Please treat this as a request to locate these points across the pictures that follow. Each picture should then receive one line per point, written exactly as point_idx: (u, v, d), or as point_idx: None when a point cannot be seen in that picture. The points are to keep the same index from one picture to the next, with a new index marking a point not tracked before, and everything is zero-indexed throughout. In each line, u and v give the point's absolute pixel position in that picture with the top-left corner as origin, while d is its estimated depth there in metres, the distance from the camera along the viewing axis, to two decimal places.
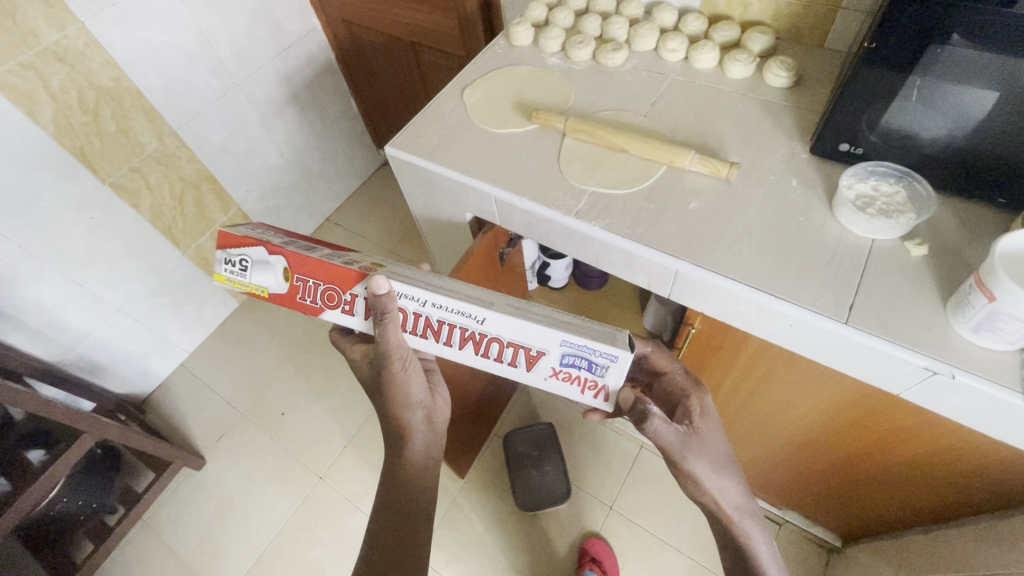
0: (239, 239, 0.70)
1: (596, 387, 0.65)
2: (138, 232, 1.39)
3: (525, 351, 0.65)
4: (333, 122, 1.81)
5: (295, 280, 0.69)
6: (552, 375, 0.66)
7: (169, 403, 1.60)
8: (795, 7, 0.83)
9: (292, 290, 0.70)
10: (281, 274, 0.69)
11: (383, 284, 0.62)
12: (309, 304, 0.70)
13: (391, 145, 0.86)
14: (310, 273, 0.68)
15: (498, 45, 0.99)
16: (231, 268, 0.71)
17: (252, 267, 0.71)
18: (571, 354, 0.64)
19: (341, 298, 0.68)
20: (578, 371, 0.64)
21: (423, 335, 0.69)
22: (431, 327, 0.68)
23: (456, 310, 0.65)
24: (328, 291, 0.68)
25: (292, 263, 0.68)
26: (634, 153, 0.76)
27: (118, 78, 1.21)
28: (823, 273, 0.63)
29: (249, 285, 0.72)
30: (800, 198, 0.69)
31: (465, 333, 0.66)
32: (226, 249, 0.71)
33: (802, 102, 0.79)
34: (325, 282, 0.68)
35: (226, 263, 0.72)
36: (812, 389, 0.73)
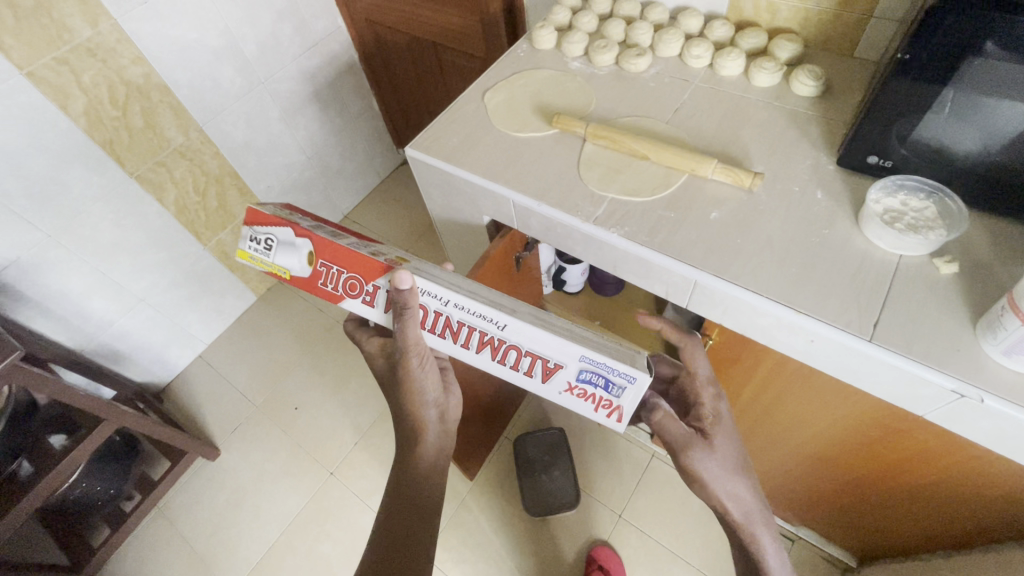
0: (269, 219, 0.71)
1: (610, 406, 0.64)
2: (162, 224, 1.42)
3: (542, 362, 0.65)
4: (354, 120, 1.82)
5: (319, 264, 0.70)
6: (566, 389, 0.66)
7: (186, 393, 1.63)
8: (825, 15, 0.82)
9: (315, 274, 0.70)
10: (304, 258, 0.70)
11: (407, 279, 0.63)
12: (330, 290, 0.71)
13: (411, 146, 0.87)
14: (334, 259, 0.68)
15: (521, 48, 0.99)
16: (255, 246, 0.72)
17: (276, 247, 0.71)
18: (587, 371, 0.63)
19: (363, 287, 0.69)
20: (595, 387, 0.64)
21: (440, 335, 0.69)
22: (450, 327, 0.68)
23: (476, 314, 0.65)
24: (350, 279, 0.69)
25: (318, 248, 0.69)
26: (655, 160, 0.75)
27: (147, 73, 1.24)
28: (847, 289, 0.61)
29: (271, 264, 0.72)
30: (825, 210, 0.68)
31: (484, 338, 0.66)
32: (253, 226, 0.72)
33: (829, 112, 0.77)
34: (348, 271, 0.68)
35: (252, 240, 0.72)
36: (831, 406, 0.72)
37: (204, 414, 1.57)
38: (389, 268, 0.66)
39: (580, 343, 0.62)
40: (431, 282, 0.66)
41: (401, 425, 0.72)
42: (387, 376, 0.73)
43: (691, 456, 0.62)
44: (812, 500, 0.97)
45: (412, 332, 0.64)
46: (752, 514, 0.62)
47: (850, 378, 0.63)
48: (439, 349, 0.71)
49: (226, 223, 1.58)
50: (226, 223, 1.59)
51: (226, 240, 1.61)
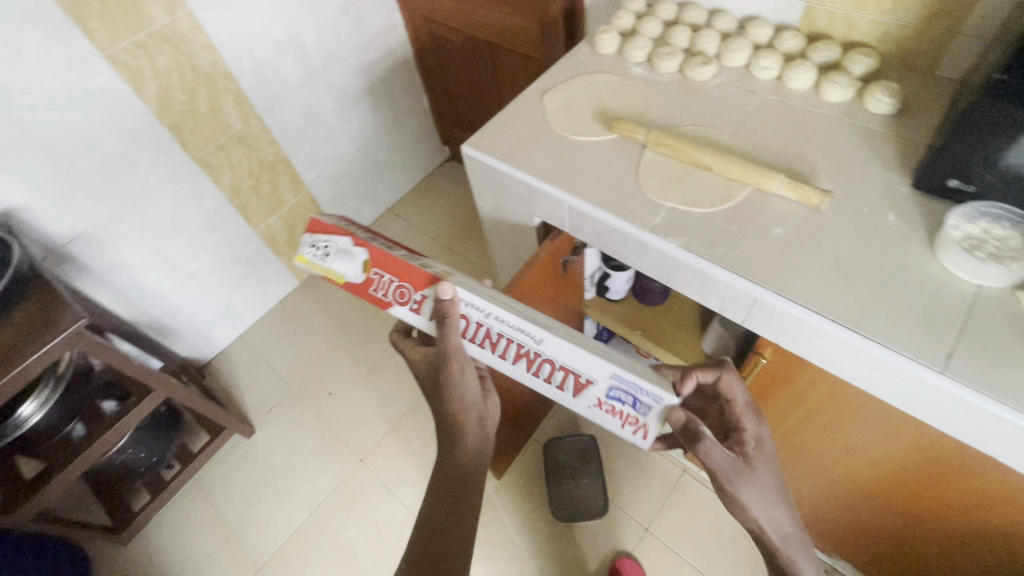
0: (332, 230, 0.75)
1: (637, 423, 0.63)
2: (217, 207, 1.47)
3: (574, 376, 0.66)
4: (403, 115, 1.85)
5: (372, 272, 0.73)
6: (596, 406, 0.65)
7: (227, 370, 1.68)
8: (905, 30, 0.78)
9: (367, 281, 0.74)
10: (359, 265, 0.73)
11: (449, 290, 0.68)
12: (379, 296, 0.74)
13: (468, 144, 0.87)
14: (388, 268, 0.72)
15: (582, 51, 0.98)
16: (314, 251, 0.75)
17: (333, 254, 0.74)
18: (617, 387, 0.63)
19: (411, 295, 0.71)
20: (624, 406, 0.63)
21: (479, 343, 0.70)
22: (489, 337, 0.69)
23: (514, 325, 0.67)
24: (399, 287, 0.72)
25: (374, 256, 0.73)
26: (717, 172, 0.74)
27: (215, 61, 1.29)
28: (919, 317, 0.59)
29: (325, 269, 0.75)
30: (897, 233, 0.65)
31: (521, 349, 0.68)
32: (315, 235, 0.76)
33: (905, 132, 0.74)
34: (399, 279, 0.72)
35: (311, 246, 0.76)
36: (884, 436, 0.69)
37: (242, 392, 1.62)
38: (436, 280, 0.69)
39: (611, 361, 0.63)
40: (476, 294, 0.68)
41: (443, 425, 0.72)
42: (428, 379, 0.73)
43: (733, 481, 0.60)
44: (850, 531, 0.94)
45: (452, 337, 0.67)
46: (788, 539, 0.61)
47: (915, 409, 0.60)
48: (477, 360, 0.73)
49: (276, 209, 1.63)
50: (276, 208, 1.63)
51: (274, 225, 1.65)
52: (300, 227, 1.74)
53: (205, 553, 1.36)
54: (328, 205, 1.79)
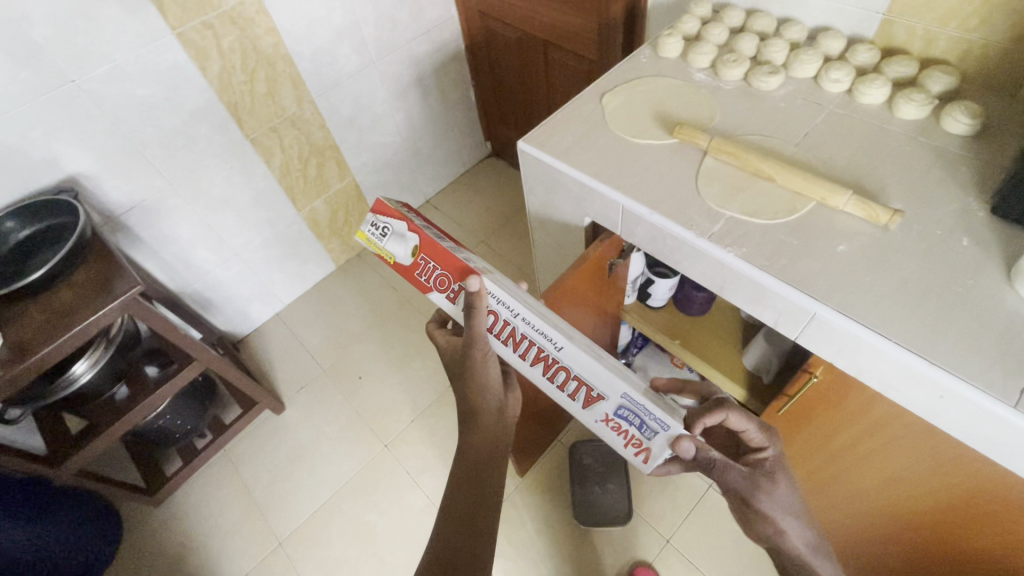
0: (389, 210, 0.75)
1: (640, 446, 0.64)
2: (265, 187, 1.51)
3: (587, 388, 0.67)
4: (450, 108, 1.86)
5: (420, 257, 0.73)
6: (603, 420, 0.67)
7: (261, 347, 1.72)
8: (990, 49, 0.75)
9: (414, 265, 0.74)
10: (409, 249, 0.74)
11: (476, 283, 0.67)
12: (422, 281, 0.75)
13: (524, 139, 0.88)
14: (435, 256, 0.72)
15: (644, 54, 0.97)
16: (373, 230, 0.77)
17: (388, 235, 0.75)
18: (626, 407, 0.64)
19: (450, 284, 0.72)
20: (629, 427, 0.64)
21: (504, 342, 0.72)
22: (513, 337, 0.71)
23: (539, 330, 0.68)
24: (441, 274, 0.72)
25: (423, 243, 0.73)
26: (781, 183, 0.72)
27: (277, 44, 1.32)
28: (993, 347, 0.56)
29: (380, 249, 0.76)
30: (970, 259, 0.63)
31: (540, 354, 0.69)
32: (375, 213, 0.77)
33: (983, 155, 0.71)
34: (442, 268, 0.72)
35: (371, 225, 0.77)
36: (927, 466, 0.68)
37: (275, 369, 1.66)
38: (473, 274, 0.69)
39: (626, 381, 0.63)
40: (504, 290, 0.70)
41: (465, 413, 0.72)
42: (454, 366, 0.73)
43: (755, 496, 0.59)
44: (881, 561, 0.92)
45: (477, 323, 0.67)
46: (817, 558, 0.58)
47: (976, 442, 0.58)
48: (500, 356, 0.75)
49: (321, 193, 1.66)
50: (321, 192, 1.67)
51: (318, 209, 1.69)
52: (342, 213, 1.77)
53: (230, 522, 1.39)
54: (370, 193, 1.82)
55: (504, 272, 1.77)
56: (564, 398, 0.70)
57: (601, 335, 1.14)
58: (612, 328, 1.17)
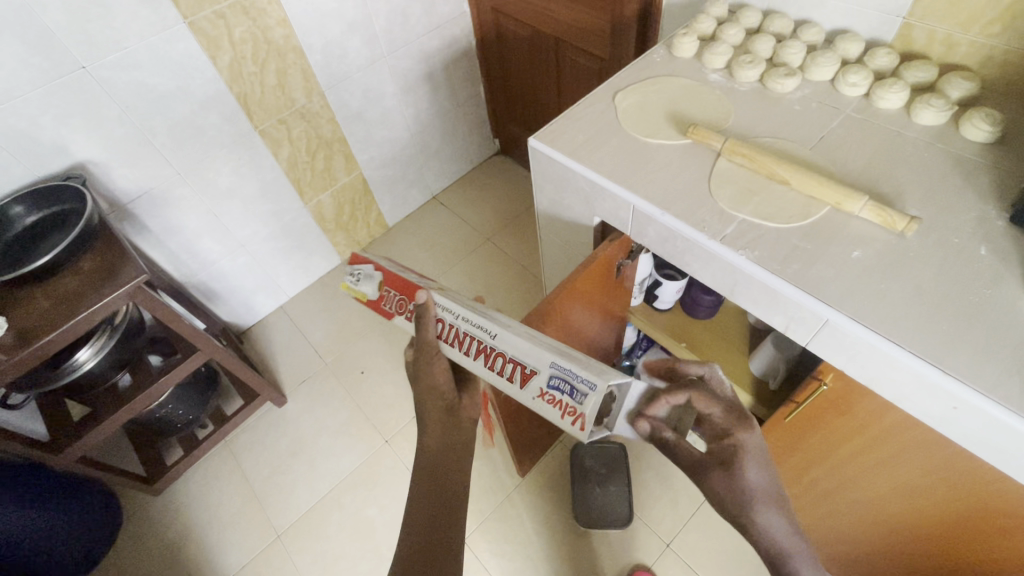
0: (357, 256, 0.77)
1: (574, 413, 0.62)
2: (272, 179, 1.50)
3: (519, 367, 0.64)
4: (459, 105, 1.86)
5: (385, 290, 0.74)
6: (540, 395, 0.64)
7: (264, 339, 1.72)
8: (1012, 56, 0.74)
9: (381, 300, 0.74)
10: (373, 284, 0.74)
11: (422, 292, 0.66)
12: (387, 312, 0.73)
13: (535, 136, 0.87)
14: (396, 284, 0.72)
15: (658, 53, 0.96)
16: (341, 275, 0.77)
17: (354, 275, 0.76)
18: (557, 376, 0.62)
19: (407, 307, 0.71)
20: (564, 398, 0.62)
21: (449, 341, 0.68)
22: (456, 335, 0.67)
23: (475, 320, 0.65)
24: (400, 300, 0.71)
25: (386, 275, 0.73)
26: (795, 187, 0.71)
27: (288, 36, 1.31)
28: (1011, 360, 0.55)
29: (348, 291, 0.76)
30: (988, 269, 0.61)
31: (476, 345, 0.66)
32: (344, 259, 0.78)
33: (1003, 163, 0.70)
34: (402, 292, 0.71)
35: (340, 271, 0.78)
36: (929, 476, 0.67)
37: (277, 361, 1.66)
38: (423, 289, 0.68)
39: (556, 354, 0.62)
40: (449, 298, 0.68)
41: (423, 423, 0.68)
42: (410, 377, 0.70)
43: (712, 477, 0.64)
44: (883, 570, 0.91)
45: (425, 333, 0.66)
46: (771, 519, 0.62)
47: (990, 456, 0.57)
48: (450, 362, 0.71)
49: (328, 186, 1.66)
50: (328, 186, 1.66)
51: (324, 202, 1.68)
52: (348, 207, 1.77)
53: (229, 513, 1.39)
54: (377, 187, 1.81)
55: (509, 271, 1.76)
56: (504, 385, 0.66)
57: (607, 336, 1.13)
58: (617, 329, 1.16)
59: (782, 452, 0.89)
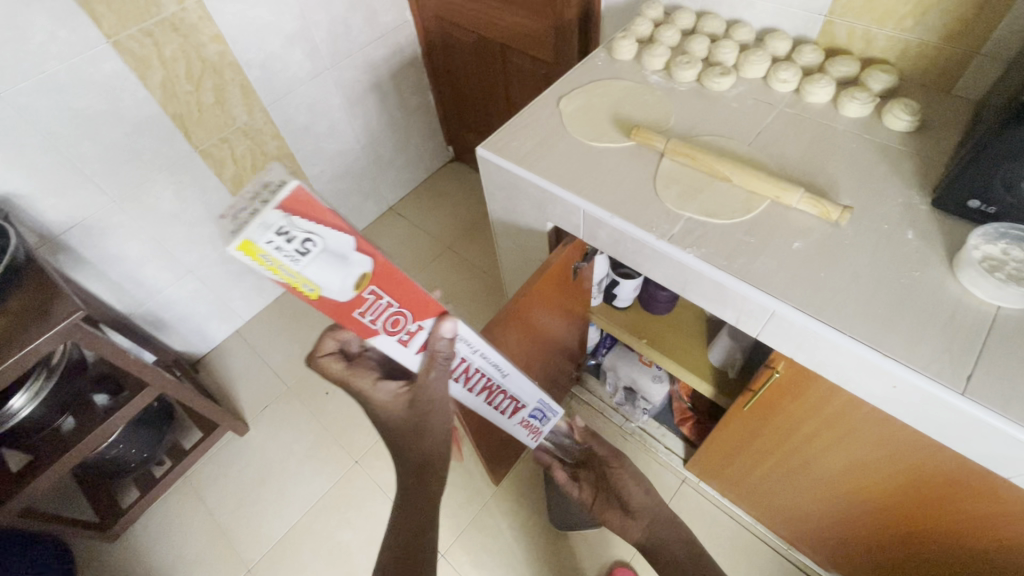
0: (316, 214, 0.45)
1: (536, 428, 0.98)
2: (218, 199, 1.45)
3: (513, 404, 0.87)
4: (410, 114, 1.84)
5: (367, 292, 0.52)
6: (518, 421, 0.93)
7: (221, 366, 1.65)
8: (924, 48, 0.79)
9: (354, 302, 0.52)
10: (354, 279, 0.50)
11: (450, 329, 0.61)
12: (364, 321, 0.55)
13: (483, 146, 0.86)
14: (396, 290, 0.54)
15: (599, 57, 0.98)
16: (279, 245, 0.43)
17: (314, 256, 0.46)
18: (539, 408, 0.92)
19: (406, 325, 0.58)
20: (538, 422, 0.96)
21: (455, 377, 0.74)
22: (467, 373, 0.74)
23: (492, 362, 0.76)
24: (395, 314, 0.57)
25: (378, 269, 0.52)
26: (737, 183, 0.73)
27: (223, 51, 1.26)
28: (941, 336, 0.58)
29: (293, 278, 0.46)
30: (916, 251, 0.65)
31: (486, 381, 0.78)
32: (287, 214, 0.43)
33: (923, 149, 0.74)
34: (399, 304, 0.56)
35: (276, 234, 0.43)
36: (878, 451, 0.71)
37: (237, 388, 1.59)
38: (443, 318, 0.61)
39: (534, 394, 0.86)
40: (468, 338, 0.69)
41: (402, 452, 0.66)
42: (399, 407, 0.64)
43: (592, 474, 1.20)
44: (846, 543, 0.95)
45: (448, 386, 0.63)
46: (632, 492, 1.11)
47: (929, 429, 0.60)
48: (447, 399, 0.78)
49: None
50: None
51: None
52: None
53: (194, 553, 1.33)
54: (331, 202, 1.77)
55: (472, 278, 1.75)
56: (494, 412, 0.86)
57: (569, 337, 1.14)
58: (579, 328, 1.17)
59: (744, 437, 0.93)
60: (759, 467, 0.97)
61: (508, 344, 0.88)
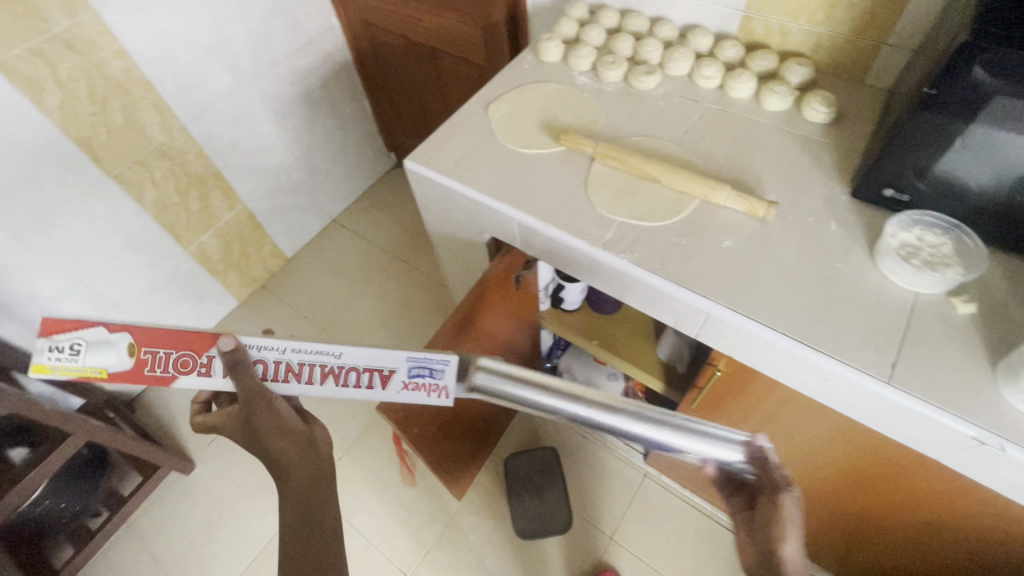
0: (69, 322, 0.58)
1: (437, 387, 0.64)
2: (140, 226, 1.35)
3: (373, 373, 0.64)
4: (345, 122, 1.77)
5: (142, 353, 0.60)
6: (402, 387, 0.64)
7: (160, 402, 1.55)
8: (837, 40, 0.81)
9: (135, 367, 0.60)
10: (124, 352, 0.59)
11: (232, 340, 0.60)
12: (156, 374, 0.61)
13: (410, 158, 0.83)
14: (159, 342, 0.61)
15: (526, 60, 0.96)
16: (57, 354, 0.58)
17: (85, 351, 0.59)
18: (413, 363, 0.64)
19: (196, 361, 0.62)
20: (428, 377, 0.64)
21: (283, 380, 0.63)
22: (290, 370, 0.63)
23: (311, 349, 0.64)
24: (181, 356, 0.62)
25: (140, 335, 0.61)
26: (666, 184, 0.73)
27: (129, 68, 1.17)
28: (866, 326, 0.60)
29: (81, 370, 0.59)
30: (839, 243, 0.66)
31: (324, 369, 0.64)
32: (50, 336, 0.58)
33: (840, 140, 0.76)
34: (178, 349, 0.61)
35: (52, 350, 0.58)
36: (820, 438, 0.71)
37: (179, 424, 1.50)
38: (220, 334, 0.62)
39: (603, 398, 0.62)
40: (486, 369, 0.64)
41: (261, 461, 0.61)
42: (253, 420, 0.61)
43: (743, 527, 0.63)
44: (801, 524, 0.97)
45: (251, 382, 0.60)
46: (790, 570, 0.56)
47: (862, 418, 0.61)
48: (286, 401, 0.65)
49: (209, 225, 1.52)
50: (209, 225, 1.52)
51: (208, 243, 1.54)
52: (237, 244, 1.63)
53: None
54: (268, 219, 1.69)
55: (423, 288, 1.71)
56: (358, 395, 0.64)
57: (521, 344, 1.13)
58: (530, 334, 1.16)
59: None
60: None
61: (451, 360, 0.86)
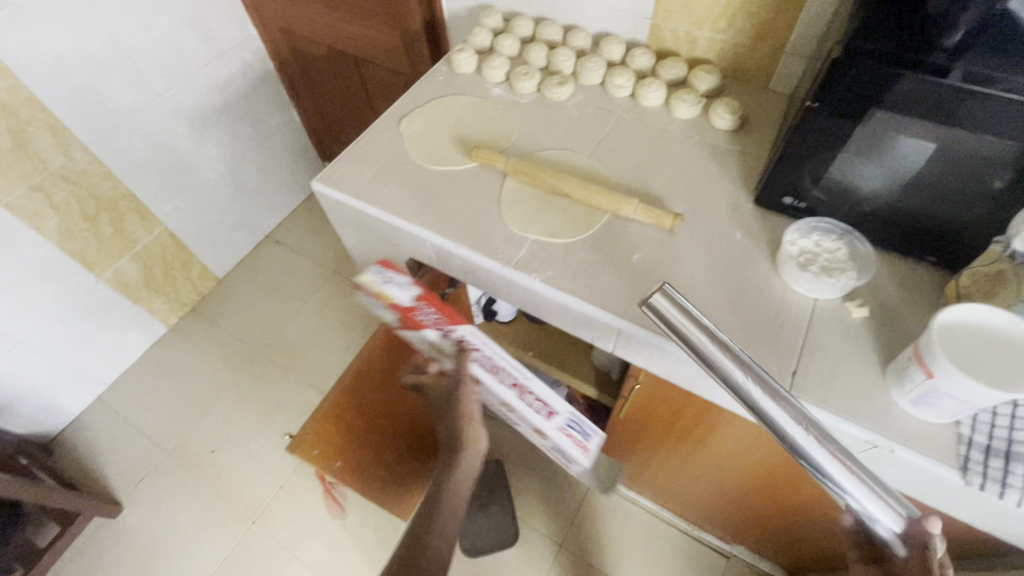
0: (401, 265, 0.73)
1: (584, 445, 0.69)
2: (43, 256, 1.25)
3: (541, 405, 0.69)
4: (272, 134, 1.70)
5: (420, 304, 0.69)
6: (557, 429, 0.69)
7: (81, 442, 1.44)
8: (739, 48, 0.82)
9: (416, 311, 0.69)
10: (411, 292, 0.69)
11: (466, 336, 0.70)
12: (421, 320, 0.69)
13: (318, 179, 0.79)
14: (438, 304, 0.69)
15: (440, 72, 0.93)
16: (380, 277, 0.71)
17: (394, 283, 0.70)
18: (573, 420, 0.69)
19: (447, 326, 0.68)
20: (580, 436, 0.69)
21: (539, 412, 0.69)
22: (495, 368, 0.70)
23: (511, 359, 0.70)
24: (437, 316, 0.68)
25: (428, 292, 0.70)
26: (577, 198, 0.72)
27: (14, 86, 1.08)
28: (767, 335, 0.61)
29: (380, 292, 0.70)
30: (744, 252, 0.67)
31: (511, 378, 0.70)
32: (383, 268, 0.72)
33: (746, 147, 0.78)
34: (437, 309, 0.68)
35: (378, 275, 0.71)
36: (742, 442, 0.72)
37: (105, 465, 1.40)
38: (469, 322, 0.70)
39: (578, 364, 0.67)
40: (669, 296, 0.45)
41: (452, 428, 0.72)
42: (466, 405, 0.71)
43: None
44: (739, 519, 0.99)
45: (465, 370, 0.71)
46: None
47: None
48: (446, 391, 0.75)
49: (125, 250, 1.42)
50: (125, 250, 1.42)
51: (125, 268, 1.44)
52: (160, 267, 1.54)
53: None
54: (194, 239, 1.60)
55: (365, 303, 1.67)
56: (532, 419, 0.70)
57: None
58: (467, 348, 1.14)
59: (630, 436, 0.94)
60: (650, 461, 0.99)
61: (373, 389, 0.82)
